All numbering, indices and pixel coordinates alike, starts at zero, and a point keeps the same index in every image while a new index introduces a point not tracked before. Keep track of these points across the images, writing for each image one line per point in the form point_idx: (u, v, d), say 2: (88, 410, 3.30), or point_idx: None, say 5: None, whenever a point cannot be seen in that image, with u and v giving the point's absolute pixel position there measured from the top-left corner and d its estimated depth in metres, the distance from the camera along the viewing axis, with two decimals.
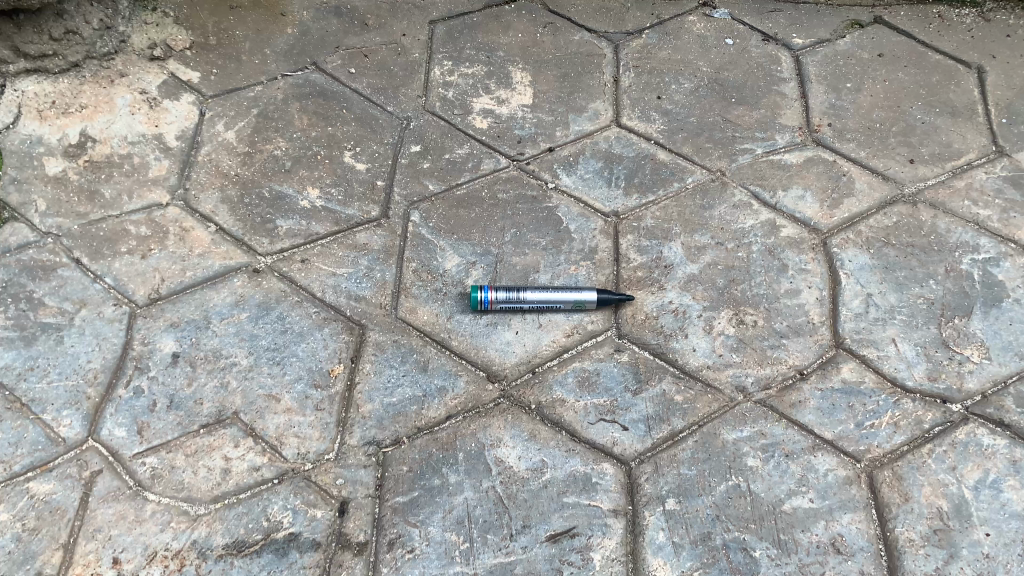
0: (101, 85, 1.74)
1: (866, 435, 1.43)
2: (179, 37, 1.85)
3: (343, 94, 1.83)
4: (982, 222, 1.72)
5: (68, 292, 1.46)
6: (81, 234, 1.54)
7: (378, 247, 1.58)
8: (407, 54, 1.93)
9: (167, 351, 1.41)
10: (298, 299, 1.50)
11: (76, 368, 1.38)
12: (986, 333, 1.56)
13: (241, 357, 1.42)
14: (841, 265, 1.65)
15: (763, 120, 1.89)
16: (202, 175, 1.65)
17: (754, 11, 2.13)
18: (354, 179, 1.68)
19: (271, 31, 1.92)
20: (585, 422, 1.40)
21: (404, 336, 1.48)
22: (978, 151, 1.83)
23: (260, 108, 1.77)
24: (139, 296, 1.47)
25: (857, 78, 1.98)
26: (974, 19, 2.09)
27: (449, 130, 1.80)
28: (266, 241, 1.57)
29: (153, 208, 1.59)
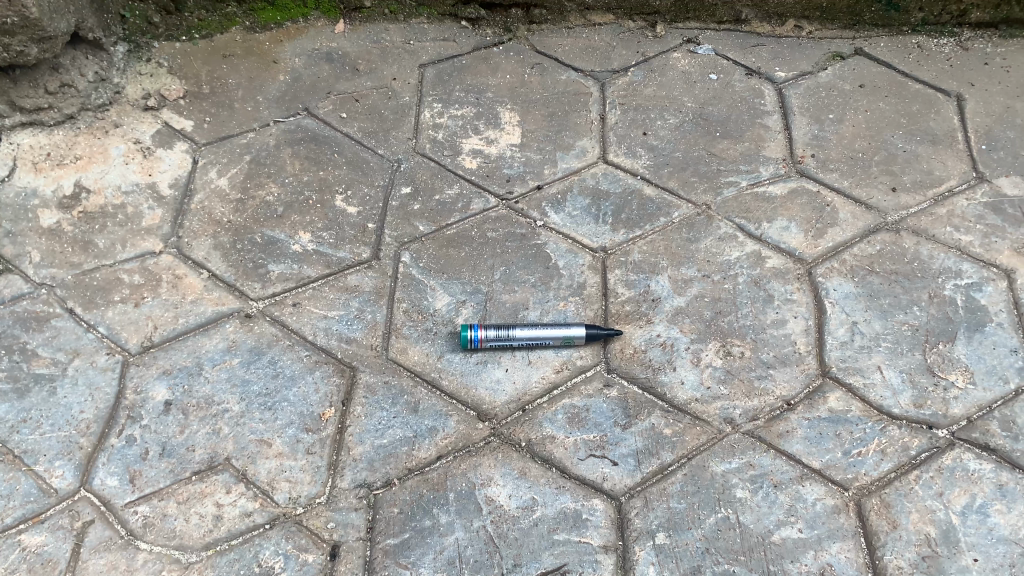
0: (95, 137, 1.78)
1: (853, 463, 1.46)
2: (172, 87, 1.89)
3: (335, 138, 1.87)
4: (965, 247, 1.75)
5: (61, 343, 1.50)
6: (75, 284, 1.57)
7: (369, 288, 1.62)
8: (398, 98, 1.97)
9: (159, 400, 1.44)
10: (289, 343, 1.53)
11: (69, 418, 1.41)
12: (970, 358, 1.59)
13: (233, 403, 1.45)
14: (826, 293, 1.68)
15: (746, 153, 1.92)
16: (195, 223, 1.68)
17: (737, 45, 2.15)
18: (346, 222, 1.71)
19: (263, 78, 1.96)
20: (575, 458, 1.43)
21: (395, 377, 1.50)
22: (958, 177, 1.87)
23: (253, 154, 1.81)
24: (133, 345, 1.50)
25: (838, 109, 2.01)
26: (953, 48, 2.14)
27: (439, 171, 1.83)
28: (258, 285, 1.60)
29: (145, 256, 1.62)
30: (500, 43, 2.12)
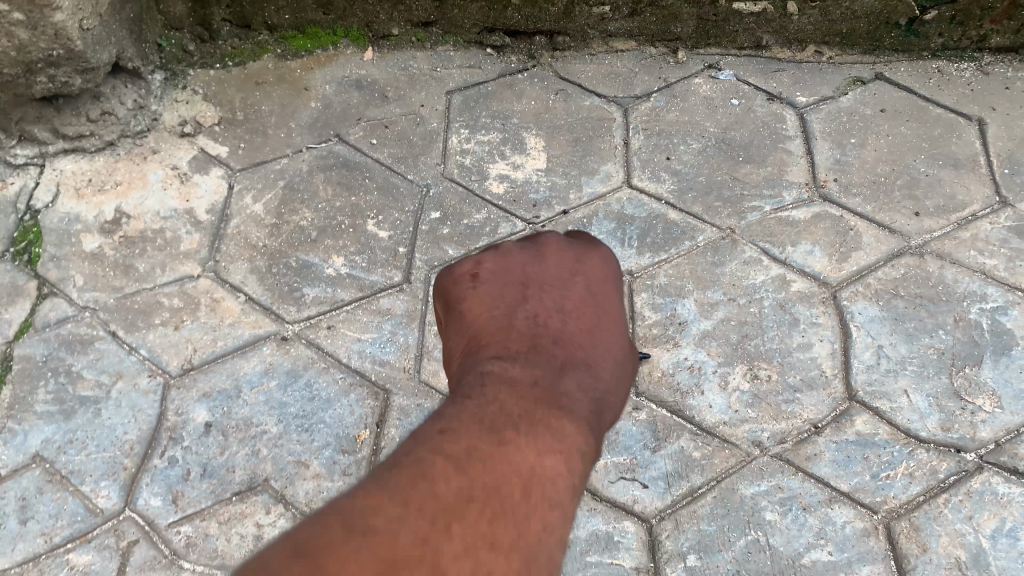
0: (135, 162, 1.82)
1: (882, 486, 1.48)
2: (208, 114, 1.93)
3: (365, 164, 1.90)
4: (989, 271, 1.77)
5: (105, 365, 1.53)
6: (117, 307, 1.61)
7: (401, 311, 1.64)
8: (425, 124, 1.99)
9: (200, 422, 1.48)
10: (325, 365, 1.56)
11: (113, 440, 1.45)
12: (997, 382, 1.61)
13: (271, 425, 1.49)
14: (851, 317, 1.70)
15: (770, 177, 1.94)
16: (232, 247, 1.71)
17: (759, 70, 2.17)
18: (377, 247, 1.74)
19: (294, 105, 1.99)
20: (606, 481, 1.47)
21: (428, 399, 1.52)
22: (982, 201, 1.89)
23: (286, 180, 1.84)
24: (174, 367, 1.54)
25: (860, 133, 2.03)
26: (973, 72, 2.16)
27: (467, 195, 1.86)
28: (293, 309, 1.63)
29: (184, 279, 1.66)
30: (525, 69, 2.14)
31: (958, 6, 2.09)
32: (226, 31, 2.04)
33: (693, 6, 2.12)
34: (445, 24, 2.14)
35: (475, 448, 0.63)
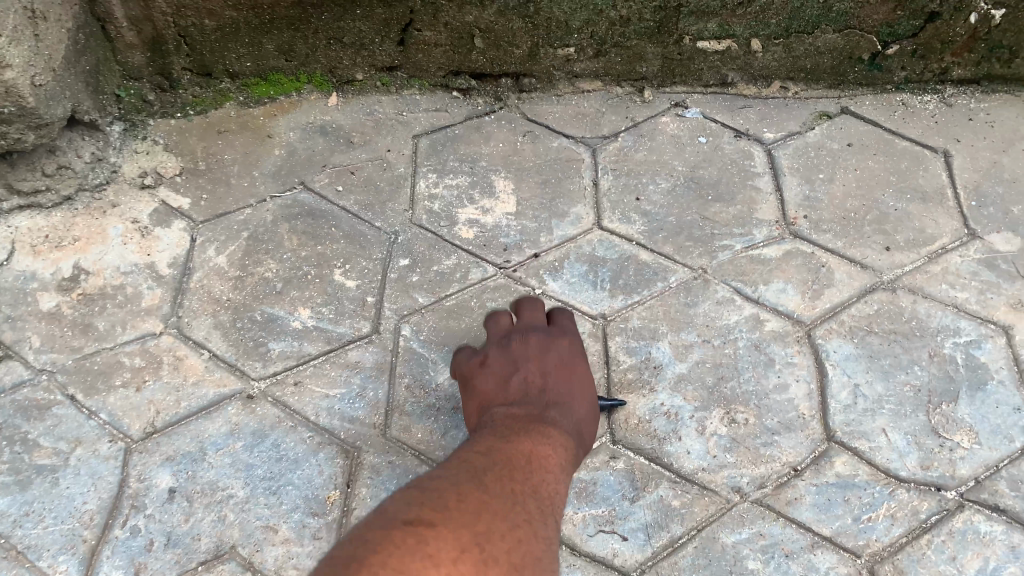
0: (93, 217, 1.78)
1: (864, 529, 1.46)
2: (169, 164, 1.90)
3: (331, 212, 1.86)
4: (962, 304, 1.76)
5: (64, 431, 1.49)
6: (75, 368, 1.57)
7: (370, 364, 1.61)
8: (392, 169, 1.97)
9: (163, 487, 1.44)
10: (292, 424, 1.53)
11: (72, 510, 1.40)
12: (974, 418, 1.59)
13: (237, 487, 1.44)
14: (827, 355, 1.68)
15: (740, 216, 1.93)
16: (195, 302, 1.68)
17: (725, 108, 2.17)
18: (345, 297, 1.71)
19: (257, 153, 1.96)
20: (585, 534, 1.44)
21: (399, 456, 1.49)
22: (951, 234, 1.89)
23: (250, 231, 1.80)
24: (135, 431, 1.50)
25: (828, 168, 2.03)
26: (937, 105, 2.18)
27: (436, 242, 1.83)
28: (259, 365, 1.60)
29: (145, 338, 1.62)
30: (492, 112, 2.13)
31: (920, 40, 2.11)
32: (186, 80, 2.03)
33: (657, 46, 2.12)
34: (409, 69, 2.13)
35: (485, 520, 0.83)
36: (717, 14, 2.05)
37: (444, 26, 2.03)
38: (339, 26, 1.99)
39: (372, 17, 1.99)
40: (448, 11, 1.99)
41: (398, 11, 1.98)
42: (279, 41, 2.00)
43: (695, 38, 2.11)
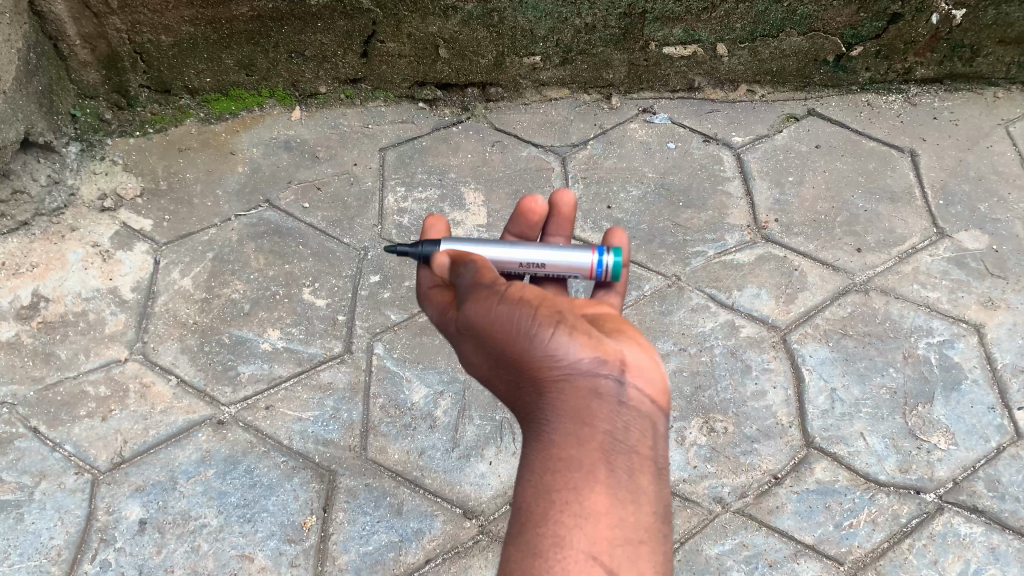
0: (52, 242, 1.74)
1: (846, 535, 1.45)
2: (129, 185, 1.86)
3: (298, 229, 1.82)
4: (933, 304, 1.77)
5: (27, 464, 1.44)
6: (38, 399, 1.52)
7: (343, 385, 1.57)
8: (359, 183, 1.93)
9: (133, 519, 1.39)
10: (264, 449, 1.49)
11: (38, 546, 1.36)
12: (950, 418, 1.60)
13: (211, 517, 1.41)
14: (803, 360, 1.68)
15: (711, 221, 1.92)
16: (160, 327, 1.64)
17: (693, 112, 2.16)
18: (315, 317, 1.67)
19: (220, 171, 1.92)
20: None
21: (376, 478, 1.46)
22: (921, 234, 1.89)
23: (215, 251, 1.76)
24: (102, 462, 1.45)
25: (797, 171, 2.03)
26: (902, 104, 2.19)
27: (407, 256, 1.79)
28: (228, 389, 1.56)
29: (110, 364, 1.58)
30: (459, 122, 2.10)
31: (883, 40, 2.13)
32: (144, 97, 2.00)
33: (623, 52, 2.11)
34: (374, 80, 2.11)
35: (545, 493, 0.85)
36: (681, 19, 2.04)
37: (407, 37, 2.00)
38: (300, 40, 1.97)
39: (334, 30, 1.96)
40: (411, 22, 1.97)
41: (360, 23, 1.95)
42: (238, 55, 1.97)
43: (660, 44, 2.10)
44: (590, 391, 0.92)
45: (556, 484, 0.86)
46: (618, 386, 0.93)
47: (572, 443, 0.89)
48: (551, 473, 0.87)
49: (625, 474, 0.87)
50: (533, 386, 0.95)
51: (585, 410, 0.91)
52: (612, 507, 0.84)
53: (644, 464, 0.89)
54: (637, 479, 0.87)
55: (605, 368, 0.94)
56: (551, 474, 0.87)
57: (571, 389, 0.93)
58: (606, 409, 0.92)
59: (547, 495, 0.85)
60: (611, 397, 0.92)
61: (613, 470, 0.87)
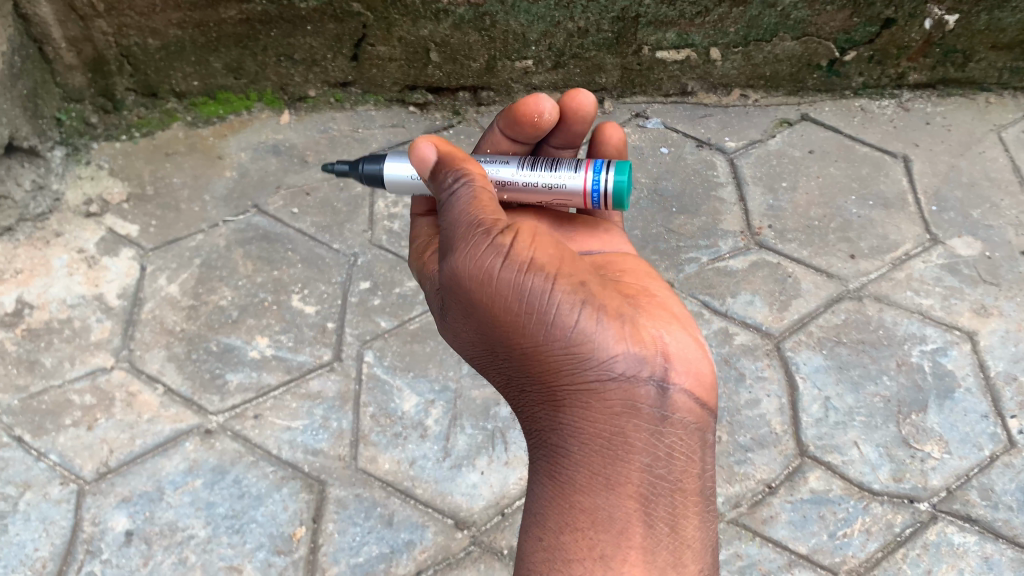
0: (36, 248, 1.73)
1: (840, 545, 1.44)
2: (114, 190, 1.84)
3: (287, 235, 1.80)
4: (926, 311, 1.76)
5: (11, 474, 1.43)
6: (22, 408, 1.50)
7: (332, 394, 1.55)
8: (350, 187, 1.90)
9: (120, 530, 1.38)
10: (253, 459, 1.47)
11: (23, 557, 1.34)
12: (943, 427, 1.59)
13: (199, 528, 1.39)
14: (797, 368, 1.66)
15: (705, 227, 1.91)
16: (146, 334, 1.62)
17: (686, 117, 2.15)
18: (304, 324, 1.65)
19: (208, 175, 1.90)
20: None
21: (366, 488, 1.44)
22: (913, 240, 1.89)
23: (203, 257, 1.74)
24: (87, 471, 1.43)
25: (791, 177, 2.02)
26: (895, 109, 2.18)
27: (397, 262, 1.76)
28: (216, 398, 1.54)
29: (96, 372, 1.55)
30: (451, 126, 2.09)
31: (876, 46, 2.12)
32: (131, 100, 1.98)
33: (616, 56, 2.10)
34: (364, 84, 2.08)
35: (569, 543, 1.03)
36: (674, 23, 2.03)
37: (398, 40, 1.99)
38: (289, 43, 1.95)
39: (324, 33, 1.94)
40: (402, 25, 1.95)
41: (350, 26, 1.94)
42: (227, 59, 1.96)
43: (653, 48, 2.09)
44: (628, 406, 1.08)
45: (586, 517, 1.05)
46: (654, 399, 1.08)
47: (608, 470, 1.07)
48: (586, 505, 1.05)
49: (660, 507, 1.06)
50: (563, 387, 1.08)
51: (619, 431, 1.08)
52: (644, 548, 1.03)
53: (675, 484, 1.07)
54: (673, 510, 1.06)
55: (639, 377, 1.07)
56: (585, 506, 1.06)
57: (605, 400, 1.07)
58: (643, 428, 1.08)
59: (574, 531, 1.04)
60: (649, 410, 1.08)
61: (647, 504, 1.05)
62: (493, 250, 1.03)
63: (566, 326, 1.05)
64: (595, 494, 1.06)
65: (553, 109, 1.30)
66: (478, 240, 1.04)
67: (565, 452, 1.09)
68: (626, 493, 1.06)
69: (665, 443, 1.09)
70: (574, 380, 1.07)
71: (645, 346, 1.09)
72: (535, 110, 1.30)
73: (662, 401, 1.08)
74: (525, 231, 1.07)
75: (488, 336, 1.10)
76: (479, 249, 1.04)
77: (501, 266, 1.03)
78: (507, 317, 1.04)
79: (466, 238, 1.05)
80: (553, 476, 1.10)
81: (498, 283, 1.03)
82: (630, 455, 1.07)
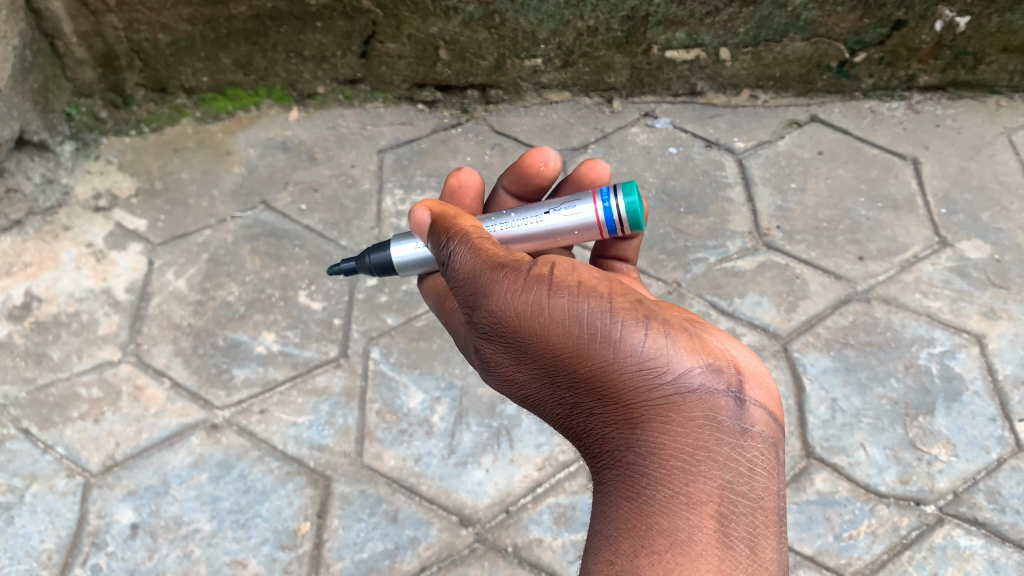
0: (45, 241, 1.73)
1: (845, 547, 1.44)
2: (123, 185, 1.85)
3: (294, 231, 1.80)
4: (935, 313, 1.75)
5: (17, 467, 1.43)
6: (29, 401, 1.51)
7: (338, 389, 1.55)
8: (358, 185, 1.90)
9: (125, 523, 1.38)
10: (258, 454, 1.47)
11: (29, 549, 1.35)
12: (950, 429, 1.58)
13: (204, 522, 1.39)
14: (804, 369, 1.66)
15: (713, 228, 1.90)
16: (153, 328, 1.62)
17: (695, 117, 2.14)
18: (311, 320, 1.65)
19: (216, 171, 1.90)
20: (564, 561, 1.36)
21: (371, 484, 1.44)
22: (922, 243, 1.88)
23: (210, 252, 1.74)
24: (94, 464, 1.44)
25: (800, 178, 2.01)
26: (904, 111, 2.17)
27: None
28: (222, 393, 1.54)
29: (103, 366, 1.56)
30: (458, 124, 2.07)
31: (886, 47, 2.12)
32: (140, 96, 1.99)
33: (626, 56, 2.10)
34: (372, 81, 2.09)
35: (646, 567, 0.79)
36: (684, 23, 2.03)
37: (407, 37, 1.99)
38: (299, 40, 1.96)
39: (334, 30, 1.95)
40: (412, 23, 1.95)
41: (360, 23, 1.94)
42: (237, 55, 1.96)
43: (663, 48, 2.09)
44: (709, 416, 0.86)
45: (662, 539, 0.81)
46: (736, 409, 0.87)
47: (686, 486, 0.83)
48: (663, 525, 0.82)
49: (743, 527, 0.81)
50: (632, 402, 0.89)
51: (699, 445, 0.85)
52: None
53: (764, 507, 0.83)
54: (754, 530, 0.82)
55: (720, 386, 0.88)
56: (661, 529, 0.81)
57: (683, 413, 0.87)
58: (725, 441, 0.86)
59: (648, 554, 0.80)
60: (731, 423, 0.86)
61: (729, 524, 0.81)
62: (536, 280, 0.92)
63: (631, 340, 0.89)
64: (674, 514, 0.82)
65: (557, 158, 1.24)
66: (517, 271, 0.93)
67: (637, 478, 0.86)
68: (708, 514, 0.82)
69: (747, 459, 0.85)
70: (646, 396, 0.88)
71: (717, 358, 0.91)
72: (539, 162, 1.24)
73: (742, 412, 0.87)
74: (566, 262, 0.95)
75: (544, 364, 0.93)
76: (520, 283, 0.92)
77: (548, 292, 0.91)
78: (563, 338, 0.90)
79: (499, 276, 0.93)
80: (622, 504, 0.86)
81: (549, 309, 0.90)
82: (708, 468, 0.84)
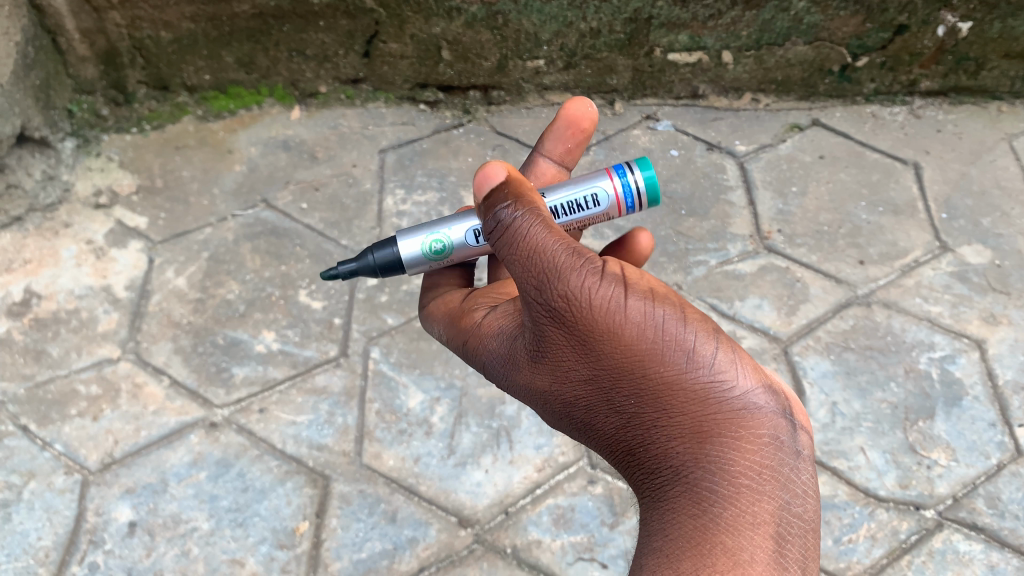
0: (45, 238, 1.73)
1: (845, 551, 1.43)
2: (124, 182, 1.85)
3: (295, 230, 1.80)
4: (935, 318, 1.75)
5: (15, 464, 1.43)
6: (28, 397, 1.50)
7: (338, 389, 1.55)
8: (359, 184, 1.90)
9: (123, 521, 1.37)
10: (258, 452, 1.47)
11: (26, 546, 1.34)
12: (950, 434, 1.58)
13: (201, 520, 1.38)
14: (804, 373, 1.65)
15: (714, 230, 1.90)
16: (153, 326, 1.62)
17: (697, 120, 2.14)
18: (311, 319, 1.65)
19: (217, 169, 1.90)
20: (563, 563, 1.36)
21: (370, 484, 1.44)
22: (923, 247, 1.88)
23: (211, 251, 1.74)
24: (92, 462, 1.43)
25: (801, 181, 2.02)
26: (906, 116, 2.17)
27: None
28: (221, 391, 1.54)
29: (102, 363, 1.55)
30: (460, 125, 2.07)
31: (888, 52, 2.12)
32: (142, 93, 1.99)
33: (628, 58, 2.10)
34: (374, 81, 2.09)
35: None
36: (687, 26, 2.03)
37: (410, 37, 1.99)
38: (301, 38, 1.96)
39: (336, 29, 1.95)
40: (414, 23, 1.95)
41: (363, 23, 1.94)
42: (239, 53, 1.96)
43: (665, 50, 2.08)
44: (772, 436, 0.84)
45: (725, 559, 0.77)
46: (793, 430, 0.86)
47: (752, 505, 0.80)
48: (727, 544, 0.78)
49: (797, 548, 0.79)
50: (698, 414, 0.85)
51: (764, 464, 0.83)
52: None
53: (817, 533, 0.82)
54: (807, 551, 0.80)
55: (779, 406, 0.86)
56: (725, 548, 0.78)
57: (751, 431, 0.84)
58: (785, 462, 0.84)
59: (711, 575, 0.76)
60: (789, 443, 0.85)
61: (787, 546, 0.79)
62: (613, 281, 0.85)
63: (705, 356, 0.85)
64: (738, 533, 0.79)
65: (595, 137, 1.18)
66: (596, 269, 0.85)
67: (702, 495, 0.82)
68: (771, 536, 0.79)
69: (801, 482, 0.84)
70: (714, 411, 0.84)
71: (772, 378, 0.89)
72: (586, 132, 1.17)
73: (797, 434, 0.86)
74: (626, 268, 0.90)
75: (606, 370, 0.86)
76: (592, 285, 0.84)
77: (622, 298, 0.84)
78: (635, 345, 0.84)
79: (577, 263, 0.84)
80: (682, 519, 0.82)
81: (625, 314, 0.84)
82: (770, 487, 0.81)
